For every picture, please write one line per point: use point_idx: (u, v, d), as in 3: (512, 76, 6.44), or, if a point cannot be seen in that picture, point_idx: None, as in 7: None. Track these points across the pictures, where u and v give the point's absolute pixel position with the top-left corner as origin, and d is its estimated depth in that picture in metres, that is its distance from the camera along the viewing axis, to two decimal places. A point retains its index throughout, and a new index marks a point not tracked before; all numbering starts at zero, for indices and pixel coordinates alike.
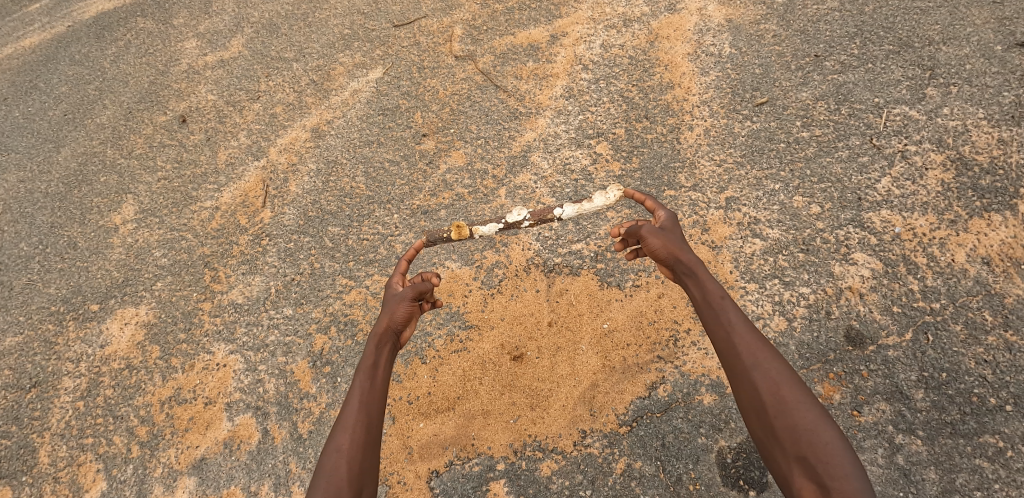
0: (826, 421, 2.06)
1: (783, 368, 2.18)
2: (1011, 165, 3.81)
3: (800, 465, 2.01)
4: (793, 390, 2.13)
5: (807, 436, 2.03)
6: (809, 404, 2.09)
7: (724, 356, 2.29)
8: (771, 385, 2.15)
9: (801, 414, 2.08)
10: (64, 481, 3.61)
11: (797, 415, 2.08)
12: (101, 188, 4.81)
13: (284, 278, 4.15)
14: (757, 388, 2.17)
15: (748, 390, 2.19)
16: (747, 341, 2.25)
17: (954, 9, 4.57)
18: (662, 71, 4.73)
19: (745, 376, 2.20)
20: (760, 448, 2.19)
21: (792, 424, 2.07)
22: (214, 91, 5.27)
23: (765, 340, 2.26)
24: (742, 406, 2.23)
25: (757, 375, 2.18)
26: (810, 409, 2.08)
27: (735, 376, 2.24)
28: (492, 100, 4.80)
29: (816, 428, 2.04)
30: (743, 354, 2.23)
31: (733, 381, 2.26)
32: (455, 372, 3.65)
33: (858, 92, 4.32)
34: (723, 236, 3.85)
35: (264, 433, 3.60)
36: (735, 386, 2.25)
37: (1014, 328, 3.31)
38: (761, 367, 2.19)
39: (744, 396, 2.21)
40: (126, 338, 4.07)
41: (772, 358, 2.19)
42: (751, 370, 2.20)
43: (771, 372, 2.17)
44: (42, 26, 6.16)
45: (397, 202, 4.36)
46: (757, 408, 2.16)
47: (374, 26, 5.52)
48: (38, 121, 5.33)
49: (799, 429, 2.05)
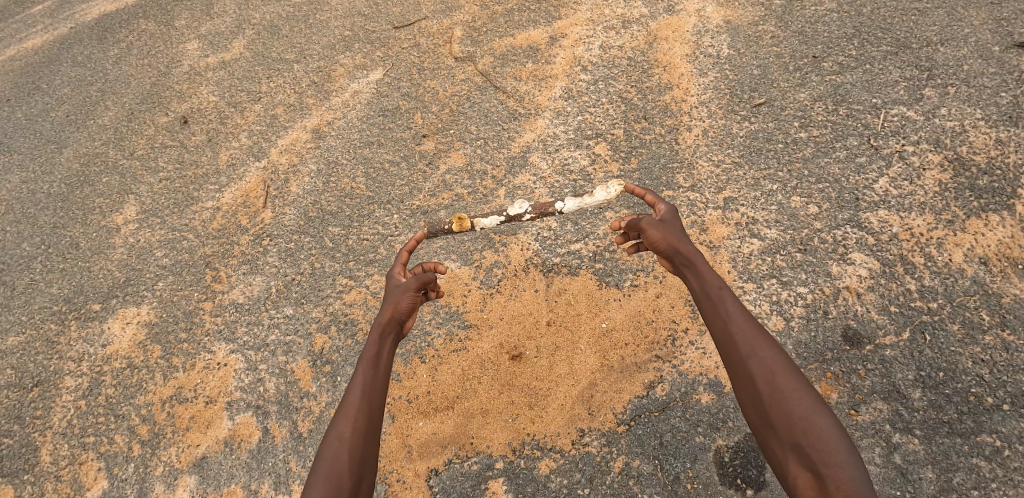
0: (822, 410, 2.06)
1: (780, 357, 2.18)
2: (1008, 166, 3.82)
3: (796, 454, 2.02)
4: (790, 378, 2.14)
5: (803, 424, 2.04)
6: (805, 393, 2.10)
7: (722, 346, 2.29)
8: (768, 374, 2.15)
9: (797, 402, 2.08)
10: (65, 479, 3.63)
11: (793, 404, 2.08)
12: (103, 189, 4.84)
13: (285, 278, 4.17)
14: (754, 376, 2.17)
15: (745, 379, 2.20)
16: (745, 331, 2.25)
17: (952, 10, 4.59)
18: (661, 72, 4.75)
19: (742, 365, 2.21)
20: (757, 438, 2.19)
21: (788, 412, 2.07)
22: (216, 93, 5.30)
23: (762, 329, 2.26)
24: (739, 395, 2.24)
25: (754, 364, 2.18)
26: (807, 398, 2.09)
27: (732, 365, 2.25)
28: (492, 101, 4.83)
29: (812, 416, 2.05)
30: (740, 343, 2.24)
31: (730, 370, 2.27)
32: (454, 372, 3.67)
33: (856, 93, 4.33)
34: (721, 236, 3.87)
35: (264, 431, 3.62)
36: (733, 375, 2.25)
37: (1011, 328, 3.32)
38: (758, 356, 2.19)
39: (741, 386, 2.22)
40: (127, 337, 4.10)
41: (769, 347, 2.20)
42: (748, 359, 2.20)
43: (768, 361, 2.17)
44: (45, 28, 6.20)
45: (397, 202, 4.39)
46: (754, 397, 2.16)
47: (374, 28, 5.55)
48: (40, 121, 5.36)
49: (795, 417, 2.05)
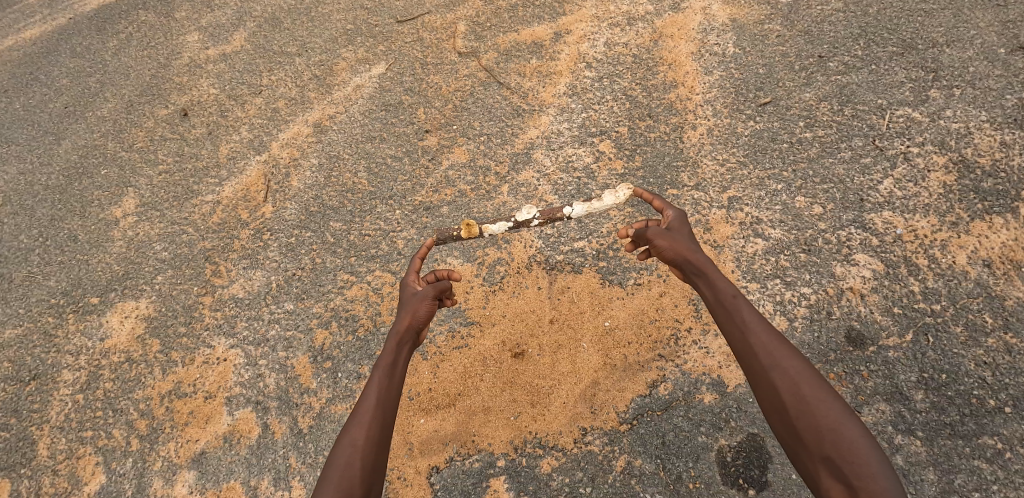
0: (850, 419, 2.06)
1: (803, 367, 2.18)
2: (1013, 169, 3.81)
3: (826, 466, 2.02)
4: (815, 389, 2.13)
5: (831, 435, 2.03)
6: (832, 402, 2.09)
7: (742, 358, 2.28)
8: (792, 385, 2.14)
9: (824, 412, 2.08)
10: (63, 473, 3.62)
11: (820, 415, 2.07)
12: (102, 182, 4.79)
13: (285, 273, 4.14)
14: (777, 388, 2.16)
15: (768, 391, 2.19)
16: (765, 342, 2.24)
17: (958, 11, 4.57)
18: (666, 70, 4.72)
19: (765, 377, 2.20)
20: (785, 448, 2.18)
21: (815, 424, 2.07)
22: (216, 85, 5.26)
23: (783, 339, 2.26)
24: (762, 406, 2.23)
25: (776, 375, 2.17)
26: (834, 408, 2.08)
27: (755, 376, 2.24)
28: (495, 97, 4.80)
29: (841, 427, 2.04)
30: (761, 354, 2.23)
31: (751, 381, 2.26)
32: (455, 369, 3.65)
33: (861, 94, 4.32)
34: (725, 235, 3.86)
35: (264, 427, 3.61)
36: (755, 386, 2.24)
37: (1013, 331, 3.33)
38: (780, 367, 2.19)
39: (763, 397, 2.21)
40: (126, 331, 4.06)
41: (791, 357, 2.19)
42: (770, 370, 2.19)
43: (791, 372, 2.17)
44: (43, 18, 6.13)
45: (399, 198, 4.36)
46: (778, 409, 2.15)
47: (377, 22, 5.50)
48: (38, 112, 5.31)
49: (823, 428, 2.05)
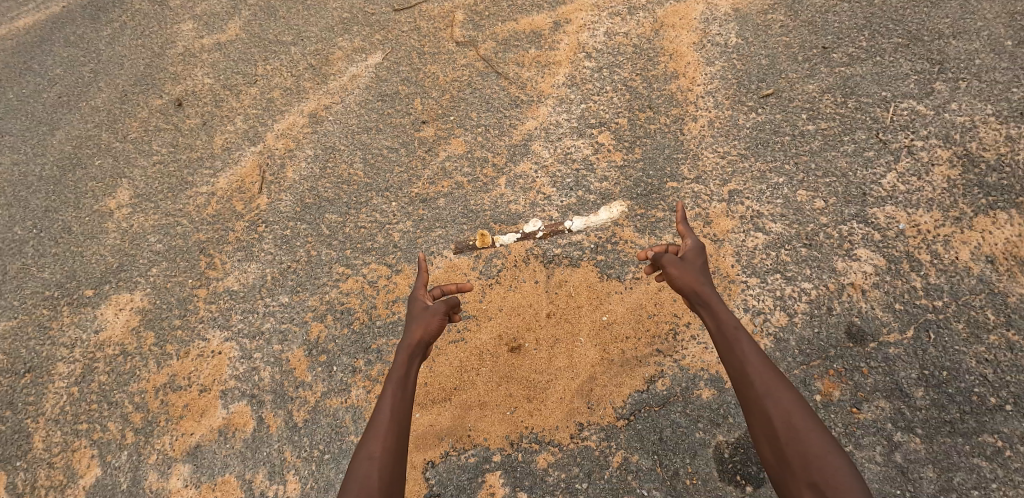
0: (839, 449, 2.02)
1: (796, 396, 2.15)
2: (1018, 163, 3.75)
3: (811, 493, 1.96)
4: (807, 418, 2.09)
5: (819, 464, 1.99)
6: (822, 433, 2.06)
7: (737, 384, 2.24)
8: (784, 413, 2.11)
9: (814, 442, 2.03)
10: (59, 466, 3.61)
11: (810, 443, 2.03)
12: (96, 173, 4.74)
13: (280, 266, 4.10)
14: (769, 415, 2.12)
15: (759, 418, 2.15)
16: (761, 370, 2.21)
17: (965, 1, 4.48)
18: (667, 60, 4.65)
19: (757, 404, 2.16)
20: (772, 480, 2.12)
21: (804, 452, 2.02)
22: (210, 75, 5.18)
23: (779, 369, 2.23)
24: (752, 434, 2.18)
25: (769, 403, 2.14)
26: (823, 439, 2.05)
27: (747, 403, 2.20)
28: (493, 87, 4.73)
29: (829, 456, 2.00)
30: (756, 381, 2.20)
31: (744, 408, 2.22)
32: (452, 363, 3.62)
33: (865, 86, 4.24)
34: (726, 229, 3.82)
35: (259, 421, 3.59)
36: (746, 414, 2.20)
37: (1016, 328, 3.28)
38: (773, 394, 2.15)
39: (755, 425, 2.16)
40: (120, 324, 4.03)
41: (787, 386, 2.16)
42: (763, 397, 2.16)
43: (783, 401, 2.13)
44: (36, 6, 6.04)
45: (395, 190, 4.31)
46: (768, 437, 2.11)
47: (374, 10, 5.41)
48: (32, 102, 5.24)
49: (812, 456, 2.01)
